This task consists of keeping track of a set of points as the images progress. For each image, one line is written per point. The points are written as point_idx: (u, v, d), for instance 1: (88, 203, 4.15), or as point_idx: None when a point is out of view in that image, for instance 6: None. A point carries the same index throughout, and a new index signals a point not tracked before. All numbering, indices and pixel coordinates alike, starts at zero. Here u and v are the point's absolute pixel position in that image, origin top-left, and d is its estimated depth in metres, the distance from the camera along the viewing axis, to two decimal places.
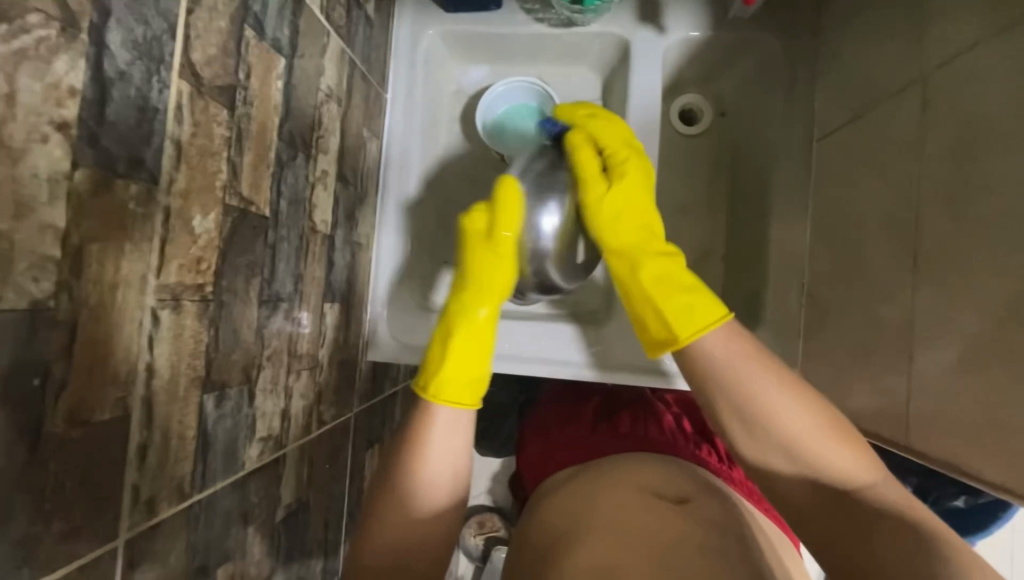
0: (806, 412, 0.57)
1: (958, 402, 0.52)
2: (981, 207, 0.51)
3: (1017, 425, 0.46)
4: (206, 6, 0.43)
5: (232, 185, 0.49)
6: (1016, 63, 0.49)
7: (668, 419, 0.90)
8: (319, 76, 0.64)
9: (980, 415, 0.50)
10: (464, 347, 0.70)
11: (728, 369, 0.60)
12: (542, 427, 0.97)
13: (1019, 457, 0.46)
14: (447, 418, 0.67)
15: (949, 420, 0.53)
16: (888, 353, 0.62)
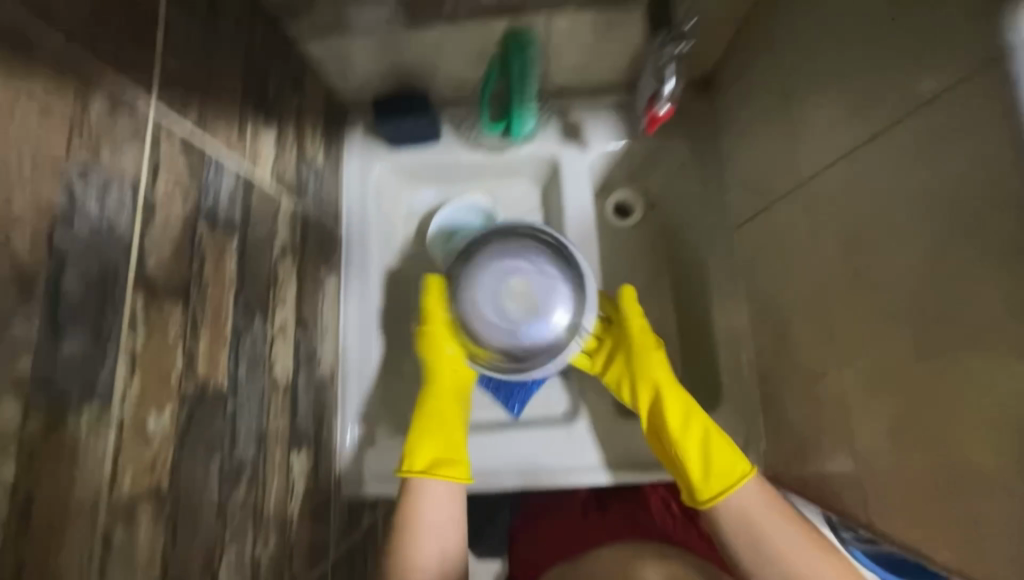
0: (807, 557, 0.66)
1: (901, 479, 0.55)
2: (874, 298, 0.57)
3: (955, 506, 0.48)
4: (160, 218, 0.47)
5: (189, 371, 0.50)
6: (874, 178, 0.56)
7: (657, 500, 0.88)
8: (273, 238, 0.68)
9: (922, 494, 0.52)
10: (445, 420, 0.80)
11: (759, 525, 0.69)
12: (535, 518, 0.93)
13: (964, 541, 0.48)
14: (437, 491, 0.75)
15: (899, 497, 0.56)
16: (832, 429, 0.66)
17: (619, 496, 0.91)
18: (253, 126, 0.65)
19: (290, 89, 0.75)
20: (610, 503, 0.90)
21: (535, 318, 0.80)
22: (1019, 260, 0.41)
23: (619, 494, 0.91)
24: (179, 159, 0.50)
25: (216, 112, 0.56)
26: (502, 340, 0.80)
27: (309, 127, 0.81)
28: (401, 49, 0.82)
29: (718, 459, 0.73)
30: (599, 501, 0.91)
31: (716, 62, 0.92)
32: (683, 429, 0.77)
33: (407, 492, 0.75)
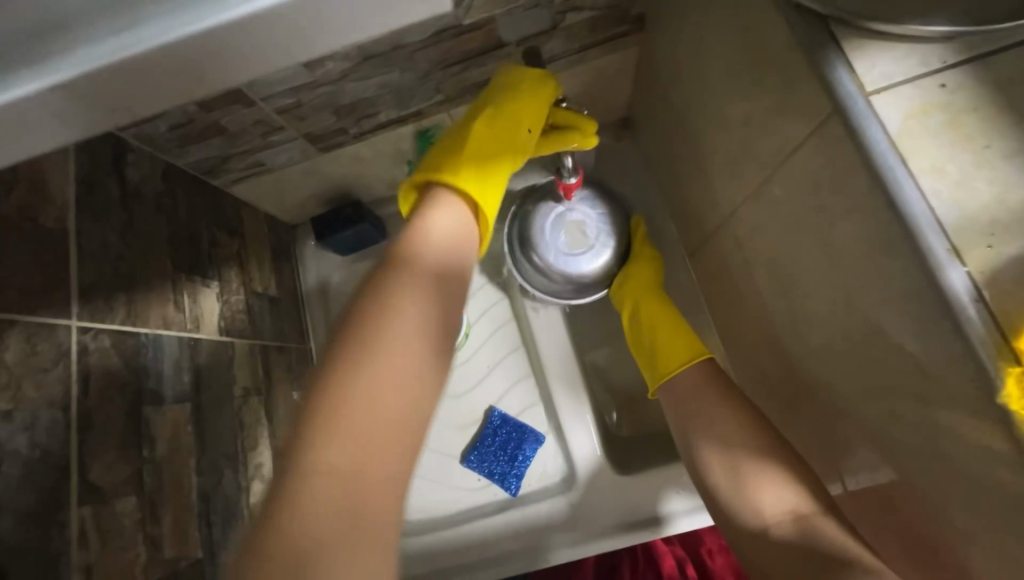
0: (743, 435, 0.63)
1: (879, 526, 0.51)
2: (806, 338, 0.53)
3: (931, 562, 0.44)
4: (99, 423, 0.50)
5: (154, 558, 0.52)
6: (772, 220, 0.53)
7: (670, 562, 0.88)
8: (232, 384, 0.70)
9: (898, 543, 0.48)
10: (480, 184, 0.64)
11: (690, 391, 0.69)
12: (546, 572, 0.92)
13: None
14: None
15: (883, 545, 0.51)
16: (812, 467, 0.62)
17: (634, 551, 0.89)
18: (191, 289, 0.68)
19: (227, 237, 0.79)
20: (626, 560, 0.89)
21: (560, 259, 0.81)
22: (907, 305, 0.37)
23: (633, 552, 0.89)
24: (112, 357, 0.53)
25: (146, 297, 0.60)
26: (559, 268, 0.80)
27: (254, 262, 0.85)
28: (325, 169, 0.86)
29: (678, 341, 0.73)
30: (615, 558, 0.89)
31: (627, 102, 0.89)
32: (653, 320, 0.77)
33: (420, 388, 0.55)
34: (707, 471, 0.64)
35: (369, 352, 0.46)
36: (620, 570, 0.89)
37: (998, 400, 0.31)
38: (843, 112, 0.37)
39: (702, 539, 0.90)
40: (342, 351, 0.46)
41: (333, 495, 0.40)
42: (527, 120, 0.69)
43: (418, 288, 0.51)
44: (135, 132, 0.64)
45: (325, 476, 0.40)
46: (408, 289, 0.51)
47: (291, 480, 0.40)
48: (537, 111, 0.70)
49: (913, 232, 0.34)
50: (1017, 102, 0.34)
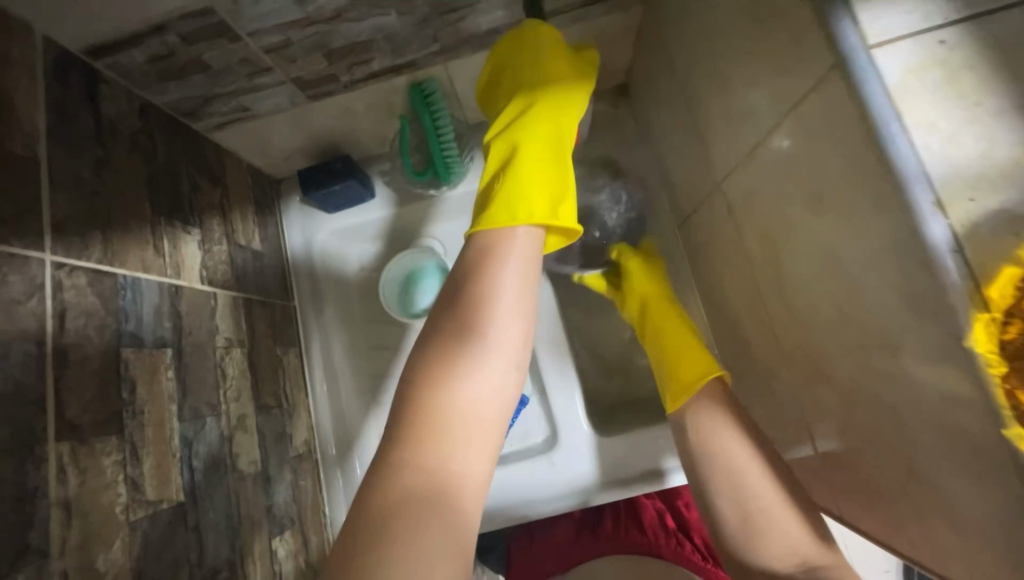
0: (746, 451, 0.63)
1: (842, 478, 0.54)
2: (791, 300, 0.54)
3: (897, 508, 0.47)
4: (75, 361, 0.48)
5: (137, 498, 0.51)
6: (767, 184, 0.54)
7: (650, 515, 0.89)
8: (215, 335, 0.69)
9: (862, 491, 0.51)
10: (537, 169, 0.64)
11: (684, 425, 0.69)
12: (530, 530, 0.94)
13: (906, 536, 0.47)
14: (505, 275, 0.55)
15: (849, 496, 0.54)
16: (782, 427, 0.65)
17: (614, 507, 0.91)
18: (171, 234, 0.66)
19: (208, 185, 0.77)
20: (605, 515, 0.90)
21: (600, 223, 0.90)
22: (893, 259, 0.38)
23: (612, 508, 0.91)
24: (88, 294, 0.51)
25: (122, 237, 0.57)
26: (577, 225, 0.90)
27: (237, 213, 0.83)
28: (313, 120, 0.84)
29: (685, 353, 0.73)
30: (595, 517, 0.91)
31: (626, 67, 0.89)
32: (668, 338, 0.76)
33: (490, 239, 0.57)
34: (739, 480, 0.62)
35: (433, 410, 0.48)
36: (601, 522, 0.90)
37: (964, 344, 0.33)
38: (845, 65, 0.37)
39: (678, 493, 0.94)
40: (415, 397, 0.49)
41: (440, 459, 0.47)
42: (570, 117, 0.70)
43: (483, 309, 0.53)
44: (110, 63, 0.61)
45: (408, 505, 0.43)
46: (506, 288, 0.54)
47: (378, 503, 0.43)
48: (560, 126, 0.69)
49: (900, 184, 0.35)
50: (1011, 61, 0.35)
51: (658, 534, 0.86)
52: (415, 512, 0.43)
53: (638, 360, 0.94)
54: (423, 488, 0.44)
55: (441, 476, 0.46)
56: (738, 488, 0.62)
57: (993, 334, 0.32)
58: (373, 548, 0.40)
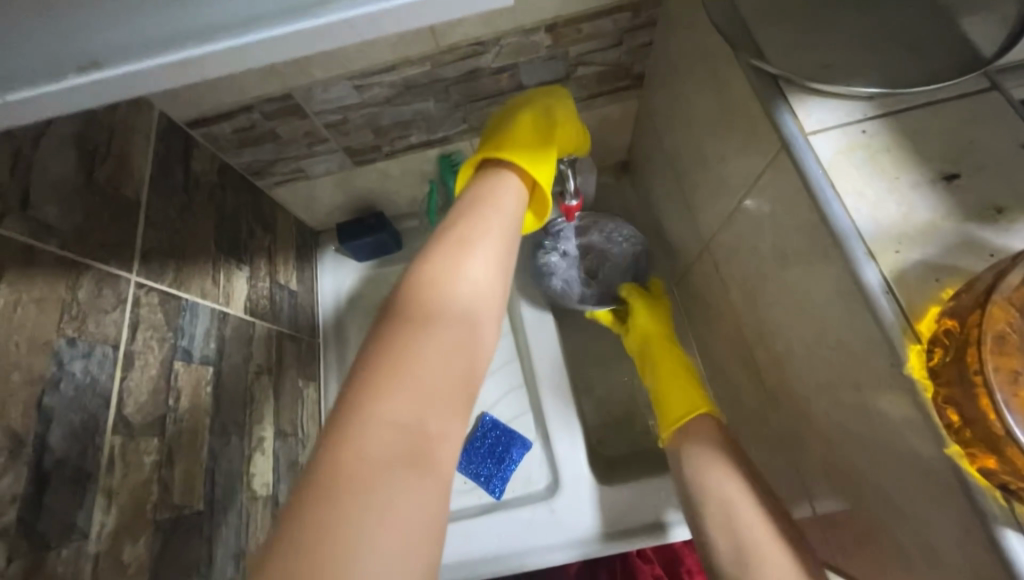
0: (739, 488, 0.63)
1: (832, 524, 0.55)
2: (771, 347, 0.60)
3: (878, 548, 0.48)
4: (138, 366, 0.56)
5: (164, 499, 0.56)
6: (743, 243, 0.62)
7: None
8: (248, 360, 0.77)
9: (849, 537, 0.52)
10: (517, 151, 0.68)
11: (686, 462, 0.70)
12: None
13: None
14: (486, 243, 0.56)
15: (840, 544, 0.55)
16: (776, 476, 0.67)
17: (611, 568, 0.89)
18: (226, 269, 0.76)
19: (261, 231, 0.89)
20: (602, 577, 0.88)
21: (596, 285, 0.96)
22: (842, 301, 0.44)
23: (609, 569, 0.89)
24: (157, 311, 0.60)
25: (189, 267, 0.68)
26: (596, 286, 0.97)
27: (281, 257, 0.94)
28: (356, 181, 0.98)
29: (682, 394, 0.76)
30: (591, 575, 0.89)
31: (627, 148, 1.02)
32: (667, 378, 0.80)
33: (473, 200, 0.60)
34: (733, 520, 0.62)
35: (407, 359, 0.44)
36: None
37: (902, 371, 0.38)
38: (789, 145, 0.47)
39: (678, 558, 0.89)
40: (387, 346, 0.45)
41: (402, 420, 0.41)
42: (554, 124, 0.75)
43: (456, 257, 0.53)
44: (203, 131, 0.75)
45: (376, 463, 0.38)
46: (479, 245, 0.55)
47: (341, 459, 0.38)
48: (546, 128, 0.74)
49: (839, 236, 0.43)
50: (922, 149, 0.44)
51: None
52: (381, 472, 0.38)
53: (639, 413, 0.97)
54: (393, 446, 0.40)
55: (413, 431, 0.41)
56: (733, 528, 0.61)
57: (924, 361, 0.37)
58: (333, 508, 0.36)
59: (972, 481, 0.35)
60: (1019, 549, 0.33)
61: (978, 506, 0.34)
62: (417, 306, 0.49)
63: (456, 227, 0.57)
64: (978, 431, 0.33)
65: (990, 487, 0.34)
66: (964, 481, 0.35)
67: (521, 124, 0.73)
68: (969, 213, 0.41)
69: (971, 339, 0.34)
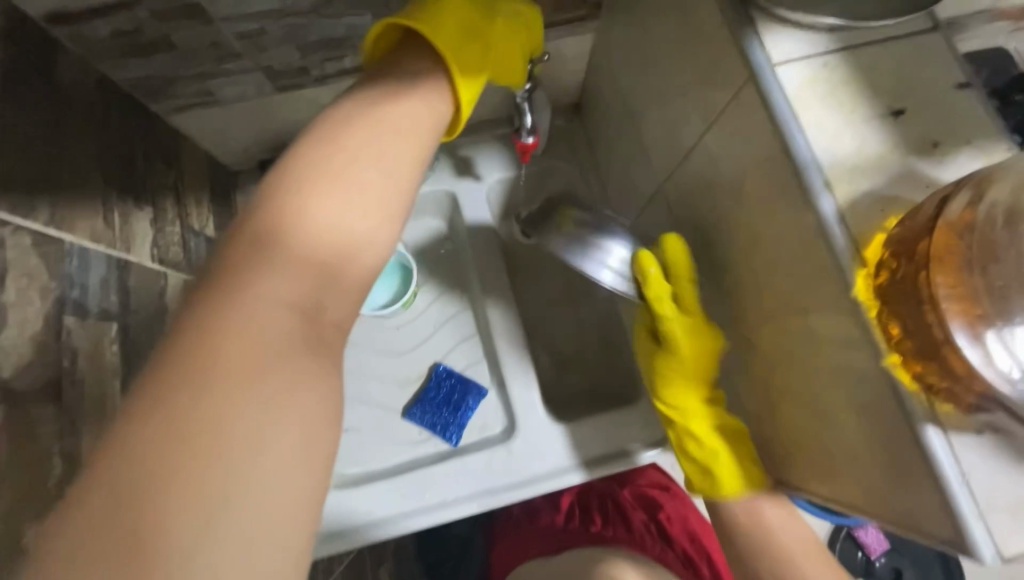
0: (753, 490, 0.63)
1: (766, 437, 0.62)
2: (722, 283, 0.63)
3: (806, 454, 0.55)
4: (14, 322, 0.45)
5: (72, 472, 0.48)
6: (700, 181, 0.62)
7: (637, 518, 0.87)
8: (162, 316, 0.66)
9: (784, 450, 0.59)
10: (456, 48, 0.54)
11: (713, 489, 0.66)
12: (517, 523, 0.93)
13: (812, 474, 0.54)
14: (403, 118, 0.47)
15: (772, 454, 0.62)
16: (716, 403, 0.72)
17: (602, 505, 0.89)
18: (121, 209, 0.64)
19: (163, 166, 0.75)
20: (594, 514, 0.88)
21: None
22: (795, 232, 0.46)
23: (602, 509, 0.89)
24: (31, 255, 0.49)
25: (71, 203, 0.55)
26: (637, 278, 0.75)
27: (191, 198, 0.81)
28: (280, 111, 0.85)
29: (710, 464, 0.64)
30: (584, 514, 0.88)
31: (580, 88, 0.98)
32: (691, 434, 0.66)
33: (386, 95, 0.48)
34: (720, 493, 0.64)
35: (285, 250, 0.38)
36: (590, 518, 0.87)
37: (850, 295, 0.41)
38: (756, 76, 0.46)
39: (659, 505, 0.89)
40: (260, 234, 0.39)
41: (276, 314, 0.36)
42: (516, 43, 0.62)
43: (342, 133, 0.44)
44: (70, 32, 0.60)
45: (249, 367, 0.33)
46: (385, 108, 0.47)
47: (192, 361, 0.32)
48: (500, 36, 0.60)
49: (799, 168, 0.44)
50: (874, 85, 0.46)
51: (645, 538, 0.84)
52: (247, 373, 0.33)
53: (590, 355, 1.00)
54: (269, 339, 0.35)
55: (295, 321, 0.37)
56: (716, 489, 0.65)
57: (870, 283, 0.41)
58: (196, 403, 0.30)
59: (901, 387, 0.39)
60: (934, 439, 0.38)
61: (904, 406, 0.39)
62: (301, 203, 0.40)
63: (353, 101, 0.47)
64: (920, 342, 0.37)
65: (916, 390, 0.39)
66: (895, 387, 0.39)
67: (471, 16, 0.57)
68: (912, 147, 0.44)
69: (922, 265, 0.37)
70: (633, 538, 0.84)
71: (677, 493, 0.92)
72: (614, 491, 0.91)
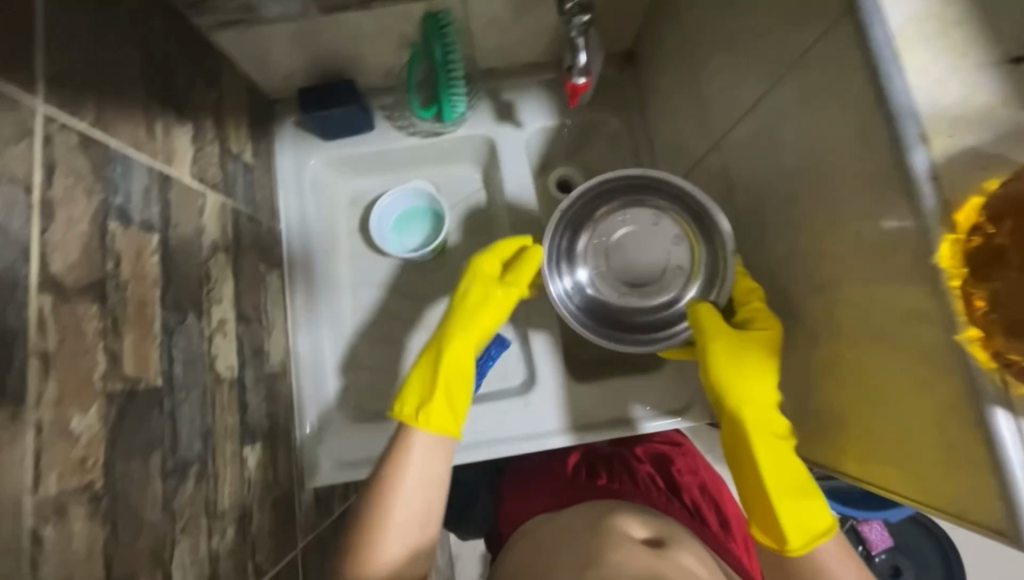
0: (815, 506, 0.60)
1: (796, 414, 0.60)
2: (776, 248, 0.59)
3: (839, 432, 0.53)
4: (62, 220, 0.46)
5: (115, 370, 0.50)
6: (765, 135, 0.57)
7: (644, 473, 0.87)
8: (200, 235, 0.67)
9: (814, 427, 0.57)
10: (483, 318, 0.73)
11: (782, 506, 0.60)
12: (522, 476, 0.91)
13: (842, 454, 0.53)
14: (426, 443, 0.67)
15: (800, 430, 0.60)
16: None
17: (608, 462, 0.89)
18: (164, 123, 0.63)
19: (204, 83, 0.74)
20: (600, 468, 0.88)
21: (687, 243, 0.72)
22: (875, 191, 0.42)
23: (607, 464, 0.89)
24: (77, 154, 0.49)
25: (115, 108, 0.55)
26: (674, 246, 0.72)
27: (231, 121, 0.80)
28: (321, 35, 0.81)
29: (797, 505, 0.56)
30: (590, 467, 0.88)
31: (636, 32, 0.91)
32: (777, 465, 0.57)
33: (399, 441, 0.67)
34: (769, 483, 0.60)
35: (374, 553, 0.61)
36: (596, 472, 0.87)
37: (931, 261, 0.37)
38: (856, 7, 0.41)
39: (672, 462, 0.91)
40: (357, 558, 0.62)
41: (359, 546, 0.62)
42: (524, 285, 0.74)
43: (389, 498, 0.63)
44: None
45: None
46: (407, 480, 0.64)
47: None
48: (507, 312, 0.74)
49: (892, 116, 0.39)
50: (995, 26, 0.39)
51: (652, 489, 0.83)
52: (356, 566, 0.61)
53: None
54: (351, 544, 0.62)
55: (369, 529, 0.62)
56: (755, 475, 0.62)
57: (956, 250, 0.36)
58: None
59: (975, 364, 0.36)
60: (1001, 422, 0.35)
61: (975, 385, 0.36)
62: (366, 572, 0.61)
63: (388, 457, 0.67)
64: (1006, 318, 0.33)
65: (992, 370, 0.35)
66: (967, 364, 0.36)
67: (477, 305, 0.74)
68: None
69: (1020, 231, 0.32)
70: (641, 491, 0.83)
71: (688, 458, 0.93)
72: (622, 451, 0.92)
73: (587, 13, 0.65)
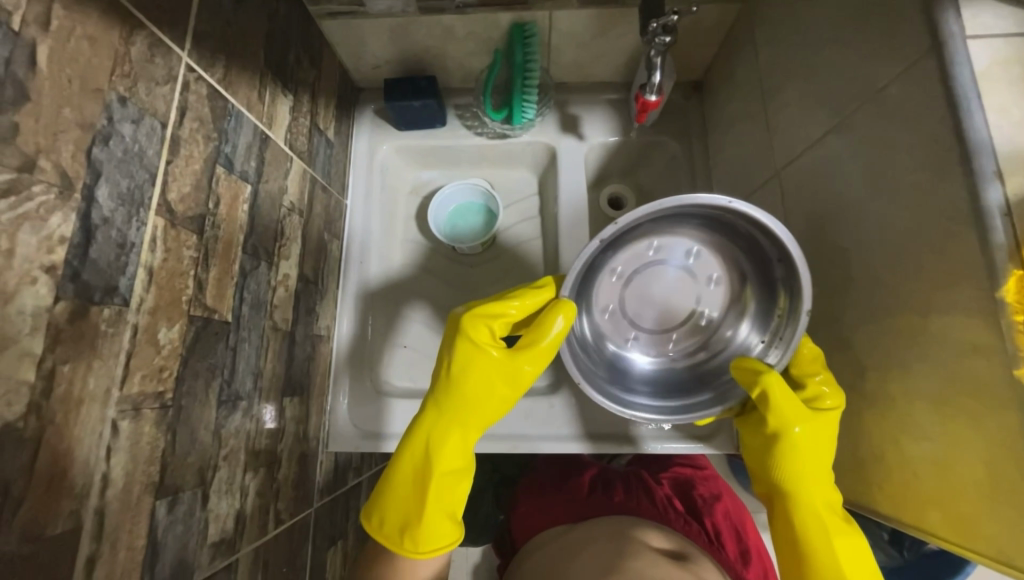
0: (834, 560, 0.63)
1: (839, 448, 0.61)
2: (831, 278, 0.59)
3: (881, 468, 0.54)
4: (183, 155, 0.52)
5: (198, 297, 0.55)
6: (830, 166, 0.58)
7: (661, 494, 0.86)
8: (282, 194, 0.73)
9: (853, 464, 0.58)
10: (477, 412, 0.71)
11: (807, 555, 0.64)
12: (537, 486, 0.91)
13: (881, 492, 0.54)
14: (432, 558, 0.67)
15: (841, 464, 0.61)
16: None
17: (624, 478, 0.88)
18: (272, 91, 0.70)
19: (307, 62, 0.81)
20: (616, 484, 0.87)
21: (740, 281, 0.71)
22: (943, 225, 0.43)
23: (623, 481, 0.88)
24: (204, 103, 0.55)
25: (238, 69, 0.62)
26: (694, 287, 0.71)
27: (322, 99, 0.87)
28: (414, 33, 0.89)
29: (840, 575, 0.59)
30: (606, 482, 0.87)
31: (707, 64, 0.95)
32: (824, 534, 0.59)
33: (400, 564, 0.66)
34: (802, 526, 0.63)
35: None
36: (612, 487, 0.86)
37: (996, 295, 0.39)
38: (942, 46, 0.42)
39: (693, 485, 0.90)
40: None
41: None
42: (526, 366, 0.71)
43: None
44: None
45: None
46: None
47: None
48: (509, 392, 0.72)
49: (968, 151, 0.40)
50: None
51: (668, 511, 0.82)
52: None
53: None
54: None
55: None
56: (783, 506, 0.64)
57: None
58: None
59: None
60: None
61: None
62: None
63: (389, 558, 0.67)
64: None
65: None
66: None
67: (473, 392, 0.71)
68: None
69: None
70: (658, 511, 0.81)
71: (705, 482, 0.92)
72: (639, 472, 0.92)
73: (669, 35, 0.69)
